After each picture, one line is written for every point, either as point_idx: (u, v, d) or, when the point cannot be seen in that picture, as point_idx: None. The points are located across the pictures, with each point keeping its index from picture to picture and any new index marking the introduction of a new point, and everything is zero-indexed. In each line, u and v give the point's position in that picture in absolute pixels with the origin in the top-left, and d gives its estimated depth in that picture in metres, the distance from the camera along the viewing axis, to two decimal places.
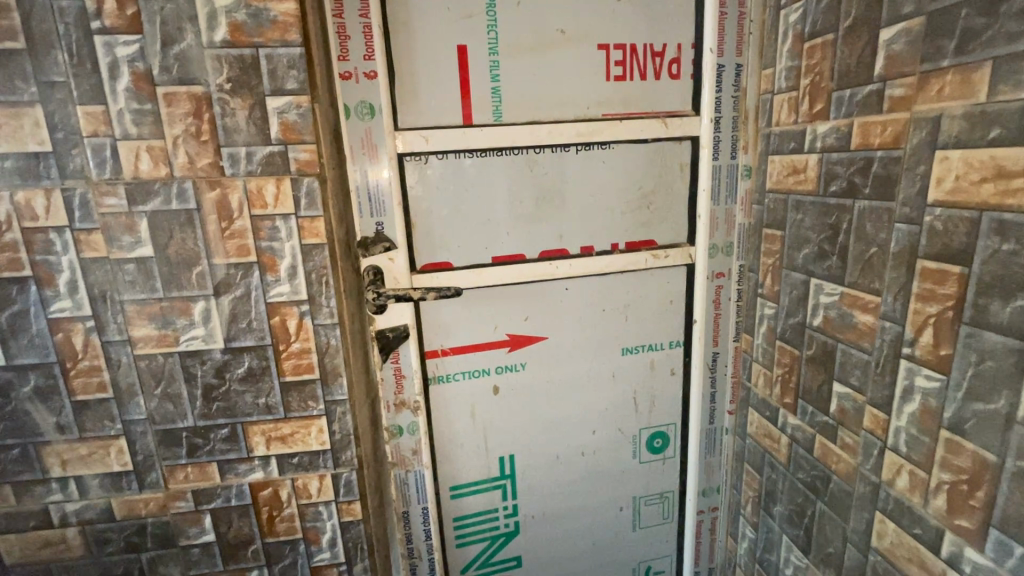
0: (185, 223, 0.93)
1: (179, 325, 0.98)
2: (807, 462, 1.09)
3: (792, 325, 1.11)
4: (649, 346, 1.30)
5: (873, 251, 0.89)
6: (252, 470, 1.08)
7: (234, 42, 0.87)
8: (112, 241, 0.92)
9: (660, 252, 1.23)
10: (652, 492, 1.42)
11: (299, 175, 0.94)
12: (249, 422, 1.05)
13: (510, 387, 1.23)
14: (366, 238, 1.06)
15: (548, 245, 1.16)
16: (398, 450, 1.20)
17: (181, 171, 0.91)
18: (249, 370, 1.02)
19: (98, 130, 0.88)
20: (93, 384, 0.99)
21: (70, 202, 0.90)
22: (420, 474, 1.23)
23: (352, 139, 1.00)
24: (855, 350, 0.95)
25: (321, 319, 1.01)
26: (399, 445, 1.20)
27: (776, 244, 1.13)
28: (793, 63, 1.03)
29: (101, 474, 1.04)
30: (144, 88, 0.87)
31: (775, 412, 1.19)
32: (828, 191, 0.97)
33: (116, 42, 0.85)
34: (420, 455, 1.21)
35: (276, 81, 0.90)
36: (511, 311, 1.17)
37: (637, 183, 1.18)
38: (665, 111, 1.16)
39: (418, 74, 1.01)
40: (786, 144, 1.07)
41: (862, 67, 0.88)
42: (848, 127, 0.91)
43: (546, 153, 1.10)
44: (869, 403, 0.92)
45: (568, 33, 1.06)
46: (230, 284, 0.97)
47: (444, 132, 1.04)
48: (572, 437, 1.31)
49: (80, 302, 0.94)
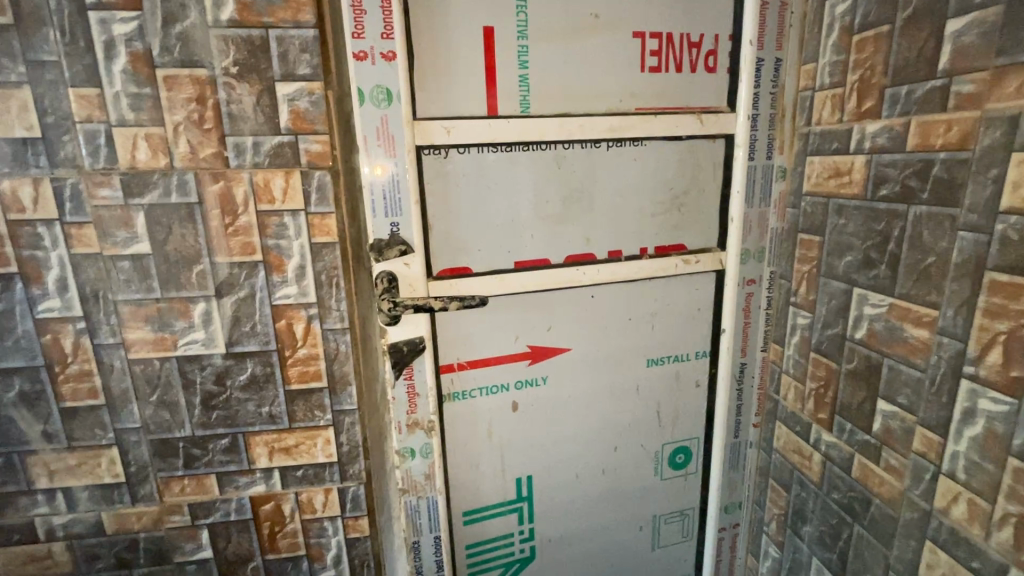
0: (186, 218, 0.86)
1: (177, 327, 0.91)
2: (843, 483, 1.03)
3: (830, 337, 1.04)
4: (675, 356, 1.23)
5: (931, 260, 0.83)
6: (253, 482, 1.01)
7: (242, 22, 0.80)
8: (106, 236, 0.85)
9: (690, 257, 1.16)
10: (673, 510, 1.36)
11: (310, 168, 0.87)
12: (252, 432, 0.98)
13: (529, 402, 1.15)
14: (380, 241, 0.96)
15: (575, 249, 1.09)
16: (410, 475, 1.09)
17: (182, 162, 0.84)
18: (252, 377, 0.95)
19: (92, 115, 0.81)
20: (84, 390, 0.92)
21: (60, 193, 0.83)
22: (433, 500, 1.12)
23: (366, 127, 0.90)
24: (905, 367, 0.88)
25: (329, 324, 0.95)
26: (410, 470, 1.09)
27: (813, 249, 1.07)
28: (838, 57, 0.97)
29: (90, 485, 0.97)
30: (143, 70, 0.80)
31: (807, 427, 1.13)
32: (877, 195, 0.91)
33: (112, 19, 0.78)
34: (432, 481, 1.11)
35: (287, 65, 0.83)
36: (533, 320, 1.10)
37: (668, 183, 1.11)
38: (700, 107, 1.09)
39: (441, 59, 0.93)
40: (828, 145, 1.01)
41: (922, 62, 0.82)
42: (903, 126, 0.85)
43: (574, 149, 1.03)
44: (920, 424, 0.86)
45: (602, 18, 0.99)
46: (232, 285, 0.90)
47: (466, 124, 0.96)
48: (593, 453, 1.24)
49: (70, 302, 0.87)
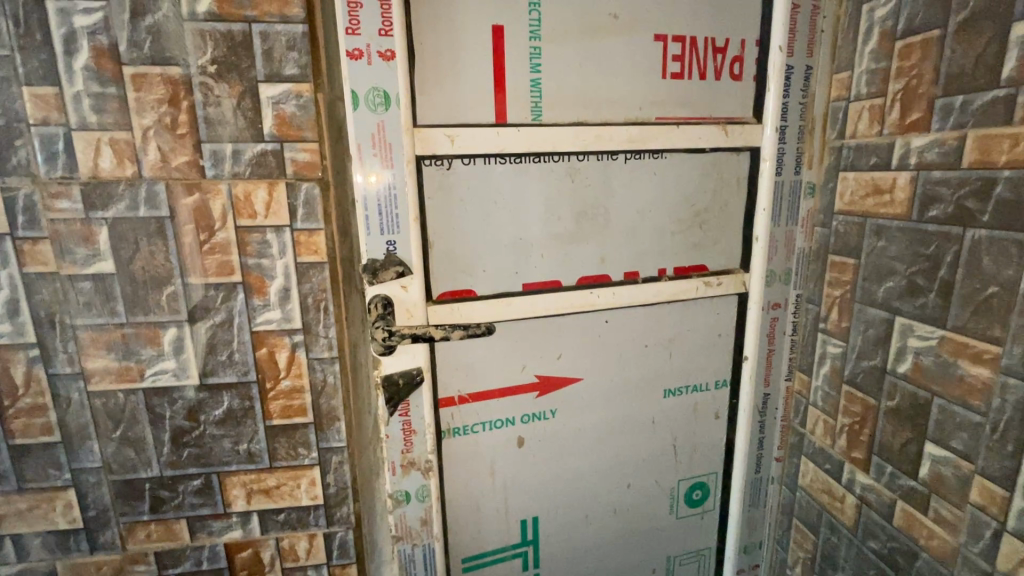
0: (156, 234, 0.77)
1: (144, 356, 0.81)
2: (883, 531, 0.95)
3: (866, 369, 0.95)
4: (693, 386, 1.14)
5: (992, 291, 0.74)
6: (228, 528, 0.90)
7: (221, 15, 0.72)
8: (64, 253, 0.75)
9: (712, 279, 1.07)
10: (688, 551, 1.25)
11: (296, 179, 0.78)
12: (227, 472, 0.88)
13: (537, 437, 1.05)
14: (374, 262, 0.85)
15: (588, 270, 1.00)
16: (404, 521, 0.98)
17: (152, 171, 0.75)
18: (229, 412, 0.85)
19: (49, 117, 0.71)
20: (36, 426, 0.81)
21: (12, 205, 0.73)
22: (430, 547, 1.01)
23: (360, 134, 0.80)
24: (960, 408, 0.79)
25: (316, 353, 0.85)
26: (404, 515, 0.98)
27: (847, 273, 0.98)
28: (877, 65, 0.89)
29: (43, 532, 0.86)
30: (108, 67, 0.71)
31: (838, 466, 1.04)
32: (925, 216, 0.82)
33: (73, 9, 0.69)
34: (429, 527, 1.00)
35: (272, 64, 0.74)
36: (542, 348, 1.00)
37: (689, 199, 1.02)
38: (725, 117, 1.01)
39: (445, 60, 0.83)
40: (865, 160, 0.93)
41: (981, 70, 0.74)
42: (957, 141, 0.77)
43: (589, 161, 0.94)
44: (978, 473, 0.77)
45: (622, 19, 0.90)
46: (207, 309, 0.81)
47: (473, 132, 0.86)
48: (604, 491, 1.14)
49: (22, 326, 0.77)
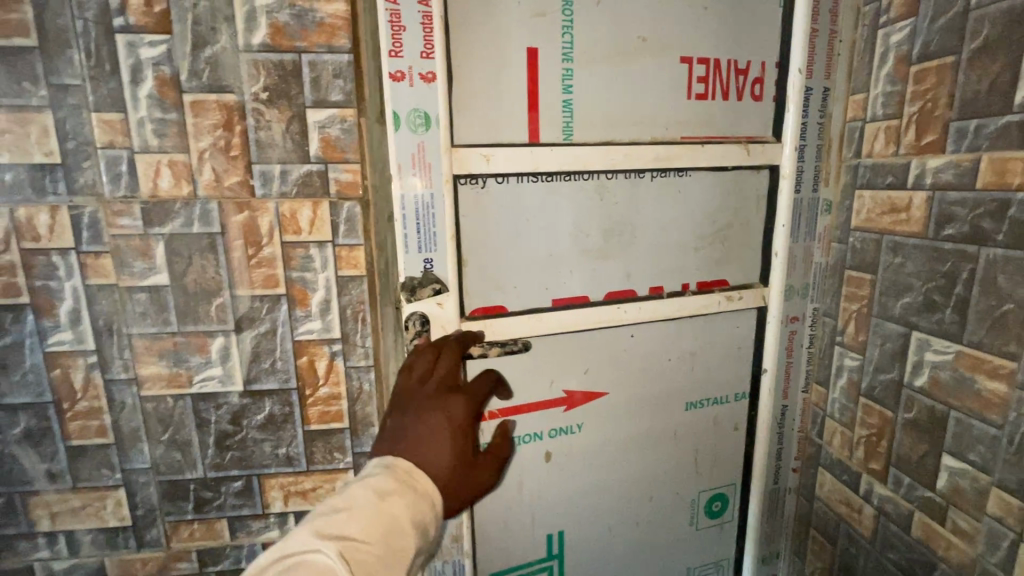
0: (207, 249, 0.82)
1: (193, 363, 0.86)
2: (901, 542, 0.96)
3: (883, 382, 0.98)
4: (714, 399, 1.16)
5: (1008, 308, 0.77)
6: (266, 528, 0.95)
7: (274, 46, 0.77)
8: (123, 266, 0.80)
9: (733, 293, 1.10)
10: (707, 562, 1.26)
11: (339, 199, 0.84)
12: (267, 474, 0.92)
13: (563, 452, 1.09)
14: (412, 280, 0.89)
15: (615, 286, 1.03)
16: None
17: (206, 190, 0.80)
18: (270, 417, 0.90)
19: (114, 140, 0.77)
20: (91, 428, 0.86)
21: (78, 222, 0.78)
22: (461, 562, 1.06)
23: (401, 153, 0.84)
24: (978, 422, 0.82)
25: (354, 361, 0.90)
26: None
27: (864, 288, 1.01)
28: (893, 88, 0.93)
29: (94, 529, 0.91)
30: (170, 95, 0.76)
31: (856, 477, 1.06)
32: (942, 234, 0.85)
33: (139, 42, 0.74)
34: (460, 543, 1.04)
35: (319, 91, 0.80)
36: (570, 361, 1.04)
37: (712, 217, 1.06)
38: (747, 136, 1.04)
39: (480, 80, 0.87)
40: (881, 178, 0.96)
41: (995, 95, 0.77)
42: (973, 163, 0.80)
43: (618, 178, 0.98)
44: (995, 485, 0.79)
45: (650, 41, 0.94)
46: (253, 319, 0.86)
47: (507, 151, 0.90)
48: (627, 504, 1.16)
49: (83, 335, 0.82)
